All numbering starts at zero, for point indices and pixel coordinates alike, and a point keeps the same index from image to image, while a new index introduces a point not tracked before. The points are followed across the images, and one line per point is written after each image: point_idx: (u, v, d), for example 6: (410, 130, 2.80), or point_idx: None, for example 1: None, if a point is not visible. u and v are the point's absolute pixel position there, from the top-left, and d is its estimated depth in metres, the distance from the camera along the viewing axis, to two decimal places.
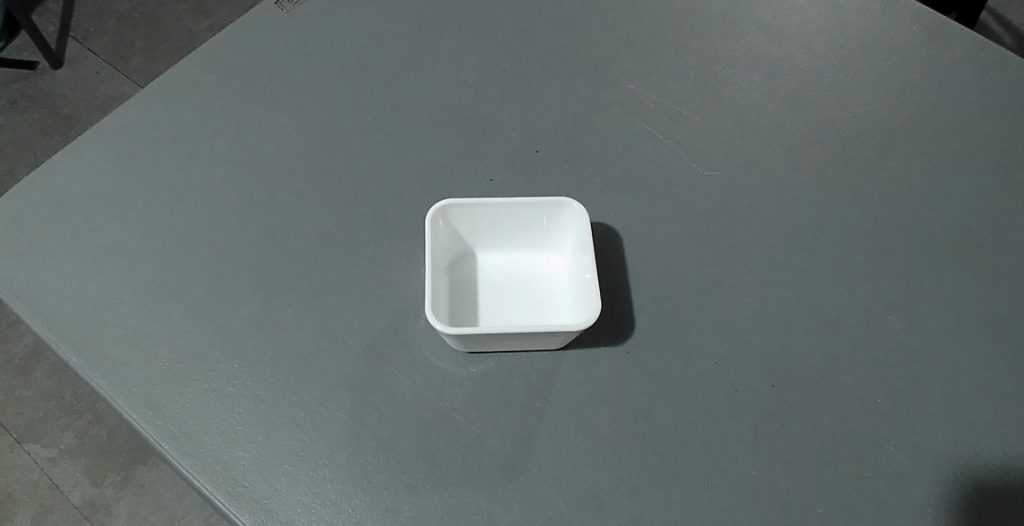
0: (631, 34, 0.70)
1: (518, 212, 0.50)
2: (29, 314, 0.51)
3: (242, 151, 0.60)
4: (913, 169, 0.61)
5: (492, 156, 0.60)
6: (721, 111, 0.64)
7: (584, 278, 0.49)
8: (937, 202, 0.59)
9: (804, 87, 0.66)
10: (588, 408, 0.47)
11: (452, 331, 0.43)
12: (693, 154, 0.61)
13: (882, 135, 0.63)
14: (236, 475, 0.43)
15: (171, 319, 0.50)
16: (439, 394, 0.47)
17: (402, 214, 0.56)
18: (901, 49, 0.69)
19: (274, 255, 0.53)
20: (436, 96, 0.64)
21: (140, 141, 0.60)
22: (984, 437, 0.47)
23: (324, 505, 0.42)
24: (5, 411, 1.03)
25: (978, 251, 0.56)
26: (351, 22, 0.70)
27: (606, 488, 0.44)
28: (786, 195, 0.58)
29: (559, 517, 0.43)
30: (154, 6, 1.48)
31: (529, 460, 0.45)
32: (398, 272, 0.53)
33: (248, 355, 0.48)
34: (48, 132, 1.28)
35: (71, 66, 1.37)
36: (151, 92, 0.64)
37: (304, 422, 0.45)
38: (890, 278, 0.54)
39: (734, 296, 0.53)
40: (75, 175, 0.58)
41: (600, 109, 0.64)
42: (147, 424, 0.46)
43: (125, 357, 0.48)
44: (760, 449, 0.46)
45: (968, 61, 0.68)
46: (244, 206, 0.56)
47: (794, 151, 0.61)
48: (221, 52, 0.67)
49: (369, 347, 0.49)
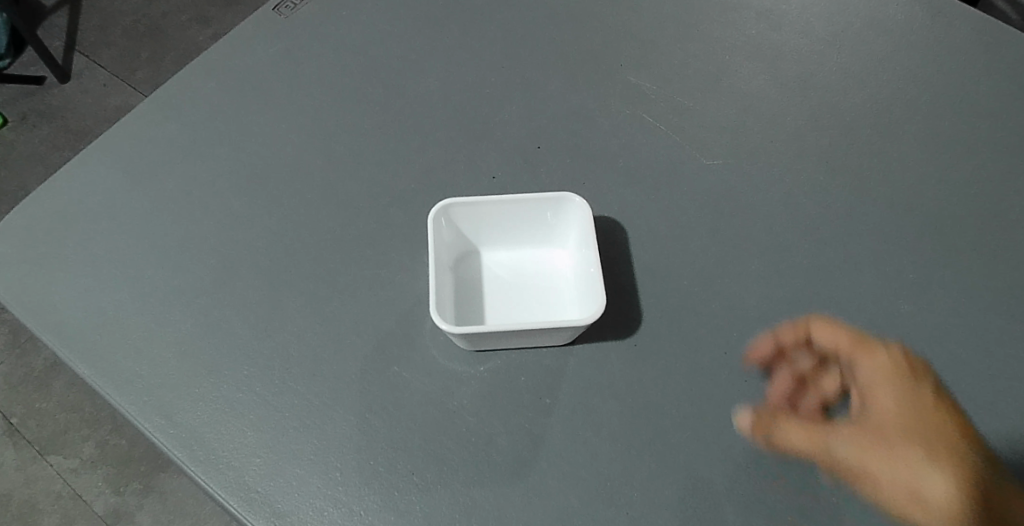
0: (630, 25, 0.69)
1: (521, 208, 0.51)
2: (41, 330, 0.52)
3: (246, 158, 0.60)
4: (922, 151, 0.60)
5: (493, 154, 0.60)
6: (723, 100, 0.63)
7: (589, 272, 0.49)
8: (943, 183, 0.58)
9: (808, 72, 0.65)
10: (596, 403, 0.47)
11: (458, 331, 0.43)
12: (697, 145, 0.60)
13: (887, 117, 0.62)
14: (247, 481, 0.44)
15: (181, 328, 0.51)
16: (447, 393, 0.47)
17: (406, 214, 0.56)
18: (905, 31, 0.68)
19: (279, 261, 0.53)
20: (435, 96, 0.64)
21: (146, 151, 0.61)
22: (1000, 420, 0.46)
23: (337, 508, 0.43)
24: (26, 424, 1.05)
25: (987, 232, 0.55)
26: (348, 26, 0.70)
27: (616, 484, 0.44)
28: (791, 181, 0.58)
29: (572, 515, 0.43)
30: (159, 17, 1.49)
31: (539, 457, 0.45)
32: (404, 273, 0.53)
33: (258, 361, 0.48)
34: (59, 147, 1.30)
35: (78, 79, 1.39)
36: (155, 101, 0.64)
37: (314, 425, 0.46)
38: (900, 263, 0.54)
39: (743, 286, 0.52)
40: (84, 188, 0.59)
41: (601, 102, 0.63)
42: (159, 432, 0.46)
43: (136, 368, 0.49)
44: (773, 440, 0.45)
45: (972, 40, 0.67)
46: (248, 212, 0.56)
47: (798, 137, 0.61)
48: (223, 59, 0.67)
49: (376, 348, 0.49)
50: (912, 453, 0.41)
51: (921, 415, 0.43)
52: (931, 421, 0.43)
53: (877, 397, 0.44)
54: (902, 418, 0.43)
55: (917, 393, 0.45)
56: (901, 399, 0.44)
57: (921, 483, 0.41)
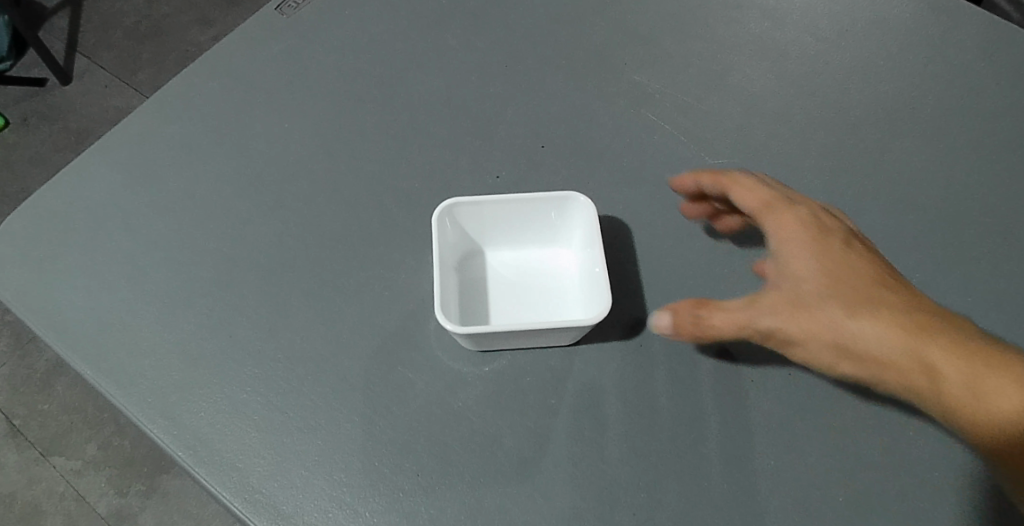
0: (633, 24, 0.69)
1: (526, 207, 0.50)
2: (44, 330, 0.51)
3: (249, 158, 0.60)
4: (927, 149, 0.60)
5: (497, 153, 0.59)
6: (728, 99, 0.63)
7: (595, 272, 0.48)
8: (949, 181, 0.58)
9: (812, 71, 0.65)
10: (602, 403, 0.46)
11: (463, 331, 0.43)
12: (701, 144, 0.60)
13: (893, 116, 0.62)
14: (252, 482, 0.44)
15: (184, 329, 0.50)
16: (452, 394, 0.47)
17: (409, 214, 0.56)
18: (910, 28, 0.68)
19: (283, 261, 0.53)
20: (438, 95, 0.64)
21: (149, 151, 0.61)
22: None
23: (342, 509, 0.43)
24: (28, 425, 1.04)
25: (994, 231, 0.55)
26: (351, 25, 0.70)
27: (623, 485, 0.43)
28: (796, 180, 0.57)
29: (578, 516, 0.43)
30: (159, 18, 1.49)
31: (544, 458, 0.44)
32: (408, 273, 0.52)
33: (261, 362, 0.48)
34: (61, 148, 1.30)
35: (79, 81, 1.39)
36: (157, 101, 0.64)
37: (318, 426, 0.45)
38: (906, 262, 0.53)
39: (748, 285, 0.52)
40: (87, 188, 0.59)
41: (605, 101, 0.63)
42: (162, 433, 0.46)
43: (139, 369, 0.49)
44: (780, 440, 0.45)
45: (977, 37, 0.67)
46: (251, 212, 0.56)
47: (803, 135, 0.60)
48: (225, 59, 0.67)
49: (381, 349, 0.49)
50: (832, 308, 0.40)
51: (848, 281, 0.41)
52: (847, 267, 0.42)
53: (800, 264, 0.43)
54: (822, 277, 0.42)
55: (828, 240, 0.44)
56: (816, 256, 0.43)
57: (853, 332, 0.39)
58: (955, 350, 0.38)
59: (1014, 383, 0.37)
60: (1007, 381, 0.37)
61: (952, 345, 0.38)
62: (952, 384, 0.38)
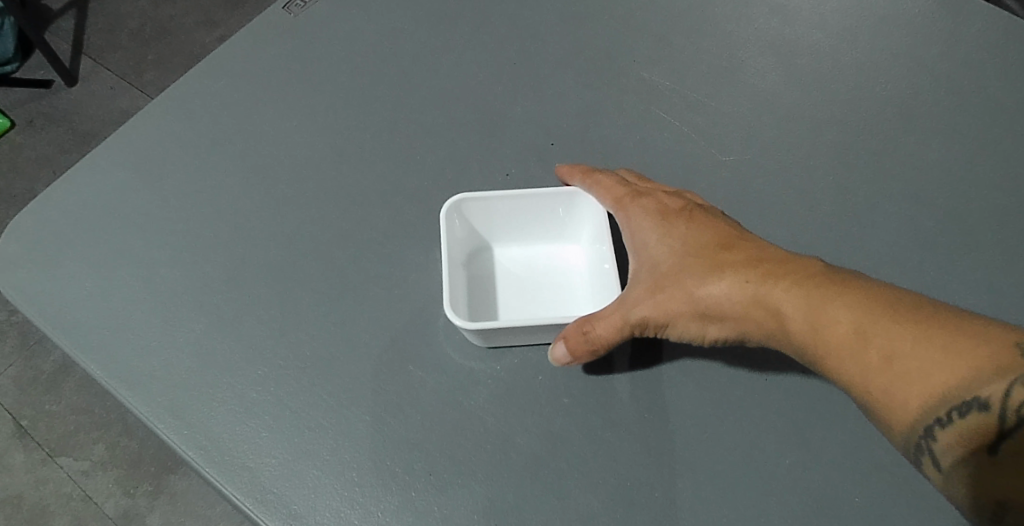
0: (642, 20, 0.68)
1: (535, 204, 0.50)
2: (54, 331, 0.51)
3: (257, 158, 0.60)
4: (939, 145, 0.59)
5: (506, 151, 0.59)
6: (738, 95, 0.62)
7: (604, 269, 0.48)
8: (961, 177, 0.57)
9: (823, 67, 0.64)
10: (614, 401, 0.46)
11: (475, 328, 0.43)
12: (711, 141, 0.59)
13: (904, 111, 0.61)
14: (262, 481, 0.43)
15: (193, 329, 0.50)
16: (463, 393, 0.46)
17: (419, 212, 0.56)
18: (920, 23, 0.67)
19: (292, 260, 0.53)
20: (446, 93, 0.64)
21: (158, 151, 0.61)
22: None
23: (354, 509, 0.42)
24: (36, 426, 1.04)
25: (1008, 226, 0.55)
26: (359, 24, 0.69)
27: (636, 484, 0.43)
28: (807, 176, 0.57)
29: (591, 516, 0.42)
30: (165, 20, 1.49)
31: (557, 457, 0.44)
32: (417, 271, 0.52)
33: (271, 360, 0.48)
34: (67, 150, 1.30)
35: (85, 83, 1.39)
36: (165, 100, 0.64)
37: (329, 425, 0.45)
38: (920, 258, 0.53)
39: None
40: (95, 188, 0.59)
41: (614, 98, 0.63)
42: (172, 433, 0.46)
43: (149, 369, 0.49)
44: (795, 438, 0.45)
45: (989, 32, 0.66)
46: (260, 211, 0.56)
47: (814, 131, 0.60)
48: (233, 58, 0.67)
49: (392, 347, 0.48)
50: (681, 273, 0.43)
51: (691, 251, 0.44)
52: (691, 237, 0.45)
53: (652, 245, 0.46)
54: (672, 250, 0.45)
55: (679, 213, 0.47)
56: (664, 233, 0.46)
57: (703, 294, 0.42)
58: (798, 291, 0.38)
59: (847, 309, 0.36)
60: (842, 307, 0.36)
61: (795, 287, 0.39)
62: (797, 323, 0.38)
